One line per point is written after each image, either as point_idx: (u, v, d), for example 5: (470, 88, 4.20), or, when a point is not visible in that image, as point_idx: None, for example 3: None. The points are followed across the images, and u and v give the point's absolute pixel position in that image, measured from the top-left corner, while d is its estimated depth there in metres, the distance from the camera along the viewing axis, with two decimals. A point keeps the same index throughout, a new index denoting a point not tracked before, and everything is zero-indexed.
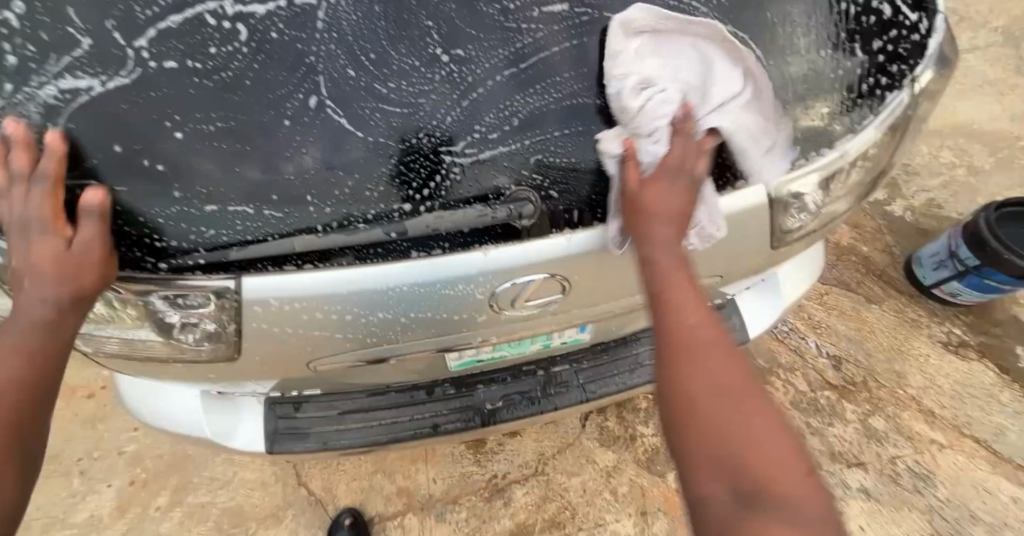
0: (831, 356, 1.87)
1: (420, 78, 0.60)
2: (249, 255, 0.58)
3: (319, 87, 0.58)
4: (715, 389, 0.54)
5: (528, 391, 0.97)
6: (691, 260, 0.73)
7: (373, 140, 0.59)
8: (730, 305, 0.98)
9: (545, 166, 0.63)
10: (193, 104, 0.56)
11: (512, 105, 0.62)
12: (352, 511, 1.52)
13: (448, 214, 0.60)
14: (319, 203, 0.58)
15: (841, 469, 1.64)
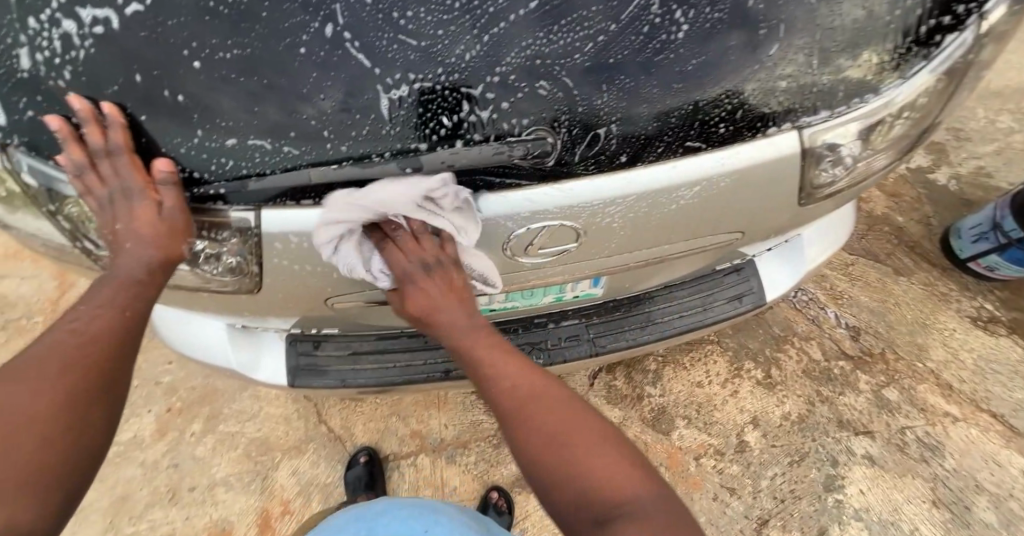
0: (849, 327, 1.84)
1: (436, 8, 0.58)
2: (269, 189, 0.60)
3: (336, 14, 0.57)
4: (535, 437, 0.67)
5: (539, 343, 0.98)
6: (706, 215, 0.73)
7: (390, 77, 0.58)
8: (748, 268, 0.98)
9: (567, 108, 0.60)
10: (209, 31, 0.56)
11: (535, 42, 0.59)
12: (368, 450, 1.62)
13: (464, 152, 0.59)
14: (337, 140, 0.58)
15: (847, 437, 1.64)
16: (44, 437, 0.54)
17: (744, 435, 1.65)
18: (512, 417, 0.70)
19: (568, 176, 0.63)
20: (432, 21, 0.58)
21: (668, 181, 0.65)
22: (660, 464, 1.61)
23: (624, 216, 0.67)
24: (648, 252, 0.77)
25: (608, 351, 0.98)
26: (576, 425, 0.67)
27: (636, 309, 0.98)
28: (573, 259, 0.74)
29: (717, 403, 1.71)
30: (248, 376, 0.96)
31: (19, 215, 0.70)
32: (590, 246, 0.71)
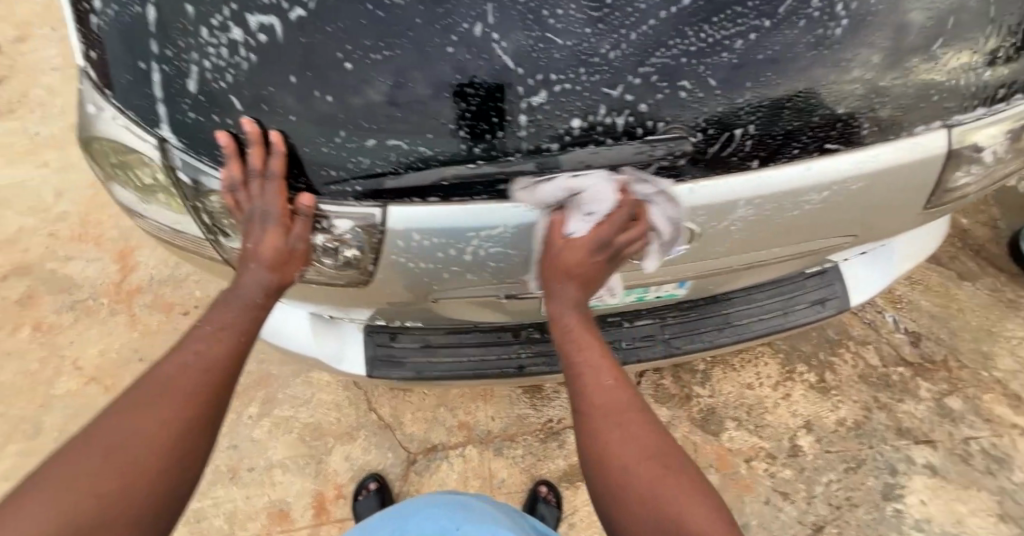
0: (909, 333, 1.78)
1: (580, 12, 0.60)
2: (403, 186, 0.60)
3: (485, 16, 0.59)
4: (614, 452, 0.58)
5: (613, 342, 0.97)
6: (825, 218, 0.71)
7: (534, 76, 0.59)
8: (831, 272, 0.96)
9: (707, 110, 0.62)
10: (360, 32, 0.57)
11: (677, 43, 0.61)
12: (377, 477, 1.57)
13: (604, 151, 0.60)
14: (474, 139, 0.60)
15: (907, 445, 1.59)
16: (159, 451, 0.57)
17: (798, 439, 1.61)
18: (588, 422, 0.61)
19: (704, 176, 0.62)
20: (575, 25, 0.60)
21: (814, 180, 0.65)
22: (710, 465, 1.58)
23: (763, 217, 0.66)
24: (761, 256, 0.75)
25: (684, 351, 0.97)
26: (656, 451, 0.58)
27: (712, 310, 0.97)
28: (679, 261, 0.71)
29: (769, 406, 1.68)
30: (330, 365, 0.99)
31: (155, 206, 0.72)
32: (713, 249, 0.70)
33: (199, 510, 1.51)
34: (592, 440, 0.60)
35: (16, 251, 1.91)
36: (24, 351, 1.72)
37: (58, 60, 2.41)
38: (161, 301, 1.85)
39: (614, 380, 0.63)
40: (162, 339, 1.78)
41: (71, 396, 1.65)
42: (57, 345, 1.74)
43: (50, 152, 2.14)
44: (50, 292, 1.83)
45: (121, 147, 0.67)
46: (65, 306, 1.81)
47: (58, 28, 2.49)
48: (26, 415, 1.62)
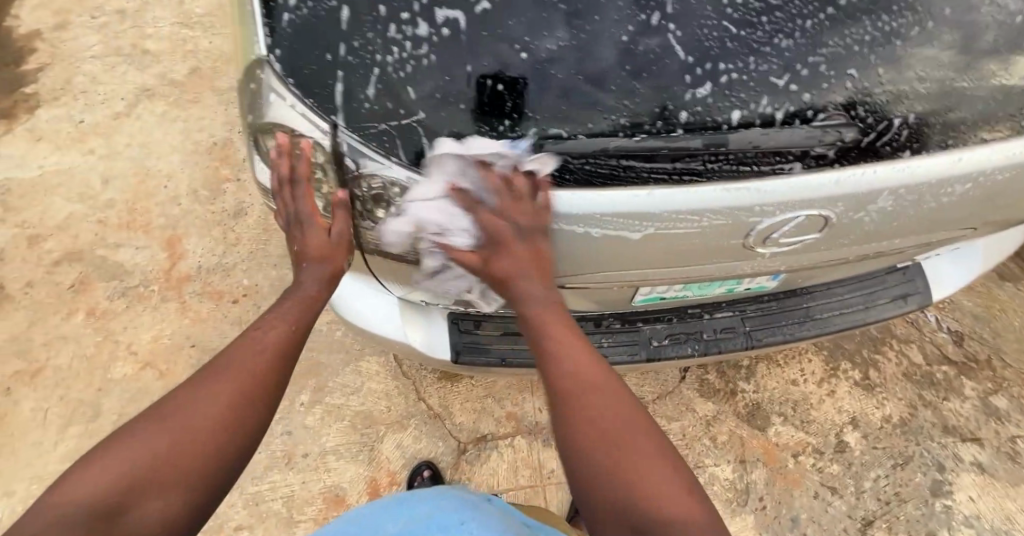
0: (952, 332, 1.80)
1: (754, 8, 0.66)
2: (567, 151, 0.63)
3: (669, 8, 0.66)
4: (587, 428, 0.56)
5: (694, 332, 0.99)
6: (955, 206, 0.71)
7: (710, 63, 0.65)
8: (913, 268, 0.98)
9: (868, 105, 0.67)
10: (543, 26, 0.65)
11: (840, 40, 0.67)
12: (430, 464, 1.61)
13: (772, 134, 0.64)
14: (646, 119, 0.64)
15: (953, 442, 1.62)
16: (212, 423, 0.56)
17: (844, 435, 1.63)
18: (560, 402, 0.60)
19: (860, 160, 0.66)
20: (752, 17, 0.66)
21: (960, 175, 0.65)
22: (758, 459, 1.60)
23: (904, 210, 0.67)
24: (878, 249, 0.77)
25: (765, 343, 0.99)
26: (639, 432, 0.57)
27: (793, 304, 0.98)
28: (809, 250, 0.69)
29: (814, 402, 1.69)
30: (422, 354, 1.01)
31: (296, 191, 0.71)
32: (845, 240, 0.70)
33: (258, 494, 1.55)
34: (568, 416, 0.58)
35: (67, 237, 1.93)
36: (80, 335, 1.76)
37: (96, 46, 2.35)
38: (211, 289, 1.87)
39: (590, 367, 0.62)
40: (213, 326, 1.80)
41: (129, 380, 1.70)
42: (113, 330, 1.77)
43: (94, 139, 2.15)
44: (102, 278, 1.86)
45: (280, 127, 0.64)
46: (117, 292, 1.84)
47: (94, 11, 2.43)
48: (85, 399, 1.66)
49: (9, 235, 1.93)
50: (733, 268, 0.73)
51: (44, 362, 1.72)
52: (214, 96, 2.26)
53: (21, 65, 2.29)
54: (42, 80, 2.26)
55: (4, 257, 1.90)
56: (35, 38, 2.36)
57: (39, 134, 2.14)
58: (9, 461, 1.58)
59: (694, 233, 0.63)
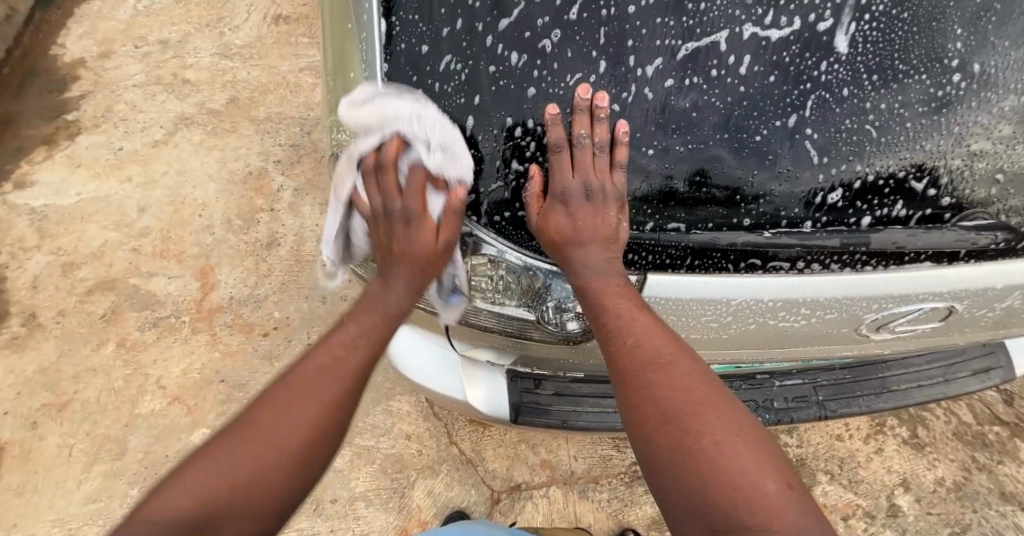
0: (1002, 391, 1.73)
1: (898, 115, 0.65)
2: (685, 244, 0.66)
3: (809, 112, 0.65)
4: (674, 440, 0.50)
5: (763, 401, 0.93)
6: None
7: (844, 165, 0.65)
8: (998, 345, 0.97)
9: (999, 209, 0.68)
10: (670, 129, 0.66)
11: (977, 145, 0.67)
12: (462, 515, 1.55)
13: (919, 235, 0.65)
14: (774, 217, 0.66)
15: (1011, 511, 1.55)
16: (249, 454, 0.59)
17: (896, 498, 1.56)
18: (630, 377, 0.56)
19: (992, 262, 0.67)
20: (897, 124, 0.65)
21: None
22: None
23: (998, 305, 0.71)
24: (968, 336, 0.79)
25: (837, 416, 0.94)
26: (745, 440, 0.49)
27: (868, 374, 0.95)
28: (911, 335, 0.75)
29: (861, 461, 1.62)
30: (481, 416, 0.98)
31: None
32: (949, 326, 0.74)
33: None
34: (656, 431, 0.51)
35: (100, 265, 1.93)
36: (110, 367, 1.74)
37: (138, 75, 2.39)
38: (242, 322, 1.84)
39: (672, 351, 0.56)
40: (243, 360, 1.77)
41: (157, 415, 1.67)
42: (142, 363, 1.75)
43: (132, 166, 2.16)
44: (134, 308, 1.85)
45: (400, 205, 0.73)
46: (148, 323, 1.82)
47: (136, 42, 2.47)
48: (112, 435, 1.63)
49: (45, 262, 1.94)
50: (837, 350, 0.79)
51: (72, 394, 1.69)
52: (251, 125, 2.27)
53: (64, 93, 2.33)
54: (83, 107, 2.29)
55: (37, 286, 1.89)
56: (79, 67, 2.39)
57: (78, 160, 2.16)
58: (30, 500, 1.55)
59: (805, 317, 0.69)
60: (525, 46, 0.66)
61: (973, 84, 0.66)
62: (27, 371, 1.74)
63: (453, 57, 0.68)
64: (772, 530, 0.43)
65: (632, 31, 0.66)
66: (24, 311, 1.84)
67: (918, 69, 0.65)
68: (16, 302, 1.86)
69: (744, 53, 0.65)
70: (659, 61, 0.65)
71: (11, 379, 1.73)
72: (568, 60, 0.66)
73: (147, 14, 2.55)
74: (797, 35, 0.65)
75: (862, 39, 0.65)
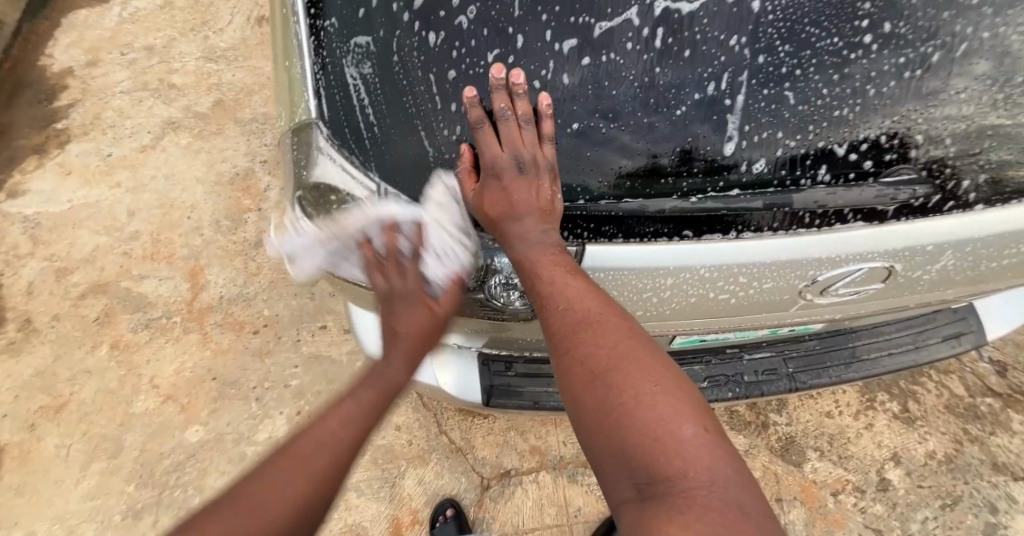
0: (994, 362, 1.73)
1: (813, 82, 0.66)
2: (617, 212, 0.67)
3: (725, 84, 0.67)
4: (601, 396, 0.50)
5: (732, 375, 0.93)
6: (1012, 264, 0.70)
7: (762, 133, 0.67)
8: (965, 308, 0.95)
9: (933, 168, 0.67)
10: (591, 105, 0.69)
11: (902, 107, 0.67)
12: (452, 502, 1.56)
13: (842, 192, 0.65)
14: (695, 183, 0.68)
15: (1004, 481, 1.53)
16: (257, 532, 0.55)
17: (886, 472, 1.56)
18: (562, 340, 0.57)
19: (920, 218, 0.62)
20: (812, 91, 0.66)
21: (994, 225, 0.63)
22: (795, 497, 1.53)
23: (932, 267, 0.66)
24: (917, 298, 0.74)
25: (810, 387, 0.93)
26: (668, 390, 0.49)
27: (838, 343, 0.93)
28: (861, 299, 0.71)
29: (851, 436, 1.62)
30: (452, 398, 0.98)
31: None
32: (894, 287, 0.69)
33: None
34: (586, 388, 0.52)
35: (92, 270, 1.96)
36: (104, 368, 1.77)
37: (125, 81, 2.41)
38: (233, 319, 1.87)
39: (602, 311, 0.57)
40: (234, 357, 1.79)
41: (150, 414, 1.69)
42: (135, 364, 1.78)
43: (121, 172, 2.18)
44: (126, 310, 1.88)
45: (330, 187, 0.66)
46: (141, 324, 1.85)
47: (123, 49, 2.49)
48: (107, 434, 1.66)
49: (39, 268, 1.97)
50: (791, 317, 0.75)
51: (68, 396, 1.73)
52: (237, 127, 2.29)
53: (53, 102, 2.36)
54: (73, 115, 2.32)
55: (32, 291, 1.92)
56: (67, 76, 2.42)
57: (69, 168, 2.19)
58: (30, 499, 1.58)
59: (742, 289, 0.65)
60: (444, 25, 0.72)
61: (889, 42, 0.66)
62: (24, 375, 1.77)
63: (391, 53, 0.75)
64: (686, 478, 0.43)
65: (546, 10, 0.70)
66: (20, 317, 1.88)
67: (830, 33, 0.67)
68: (12, 308, 1.90)
69: (655, 29, 0.69)
70: (573, 38, 0.69)
71: (10, 382, 1.76)
72: (487, 41, 0.71)
73: (133, 20, 2.57)
74: (707, 10, 0.68)
75: (771, 10, 0.68)
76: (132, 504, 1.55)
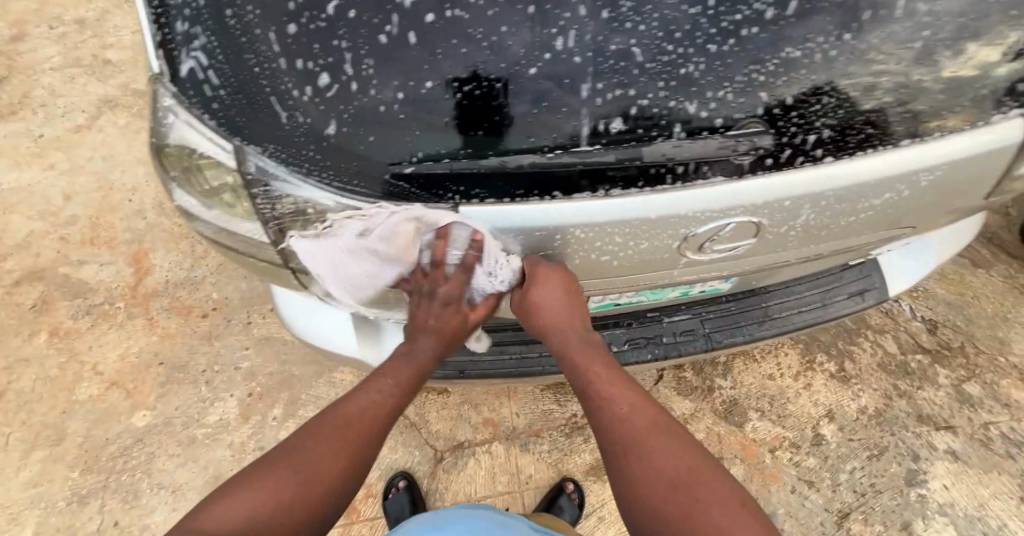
0: (925, 320, 1.82)
1: (655, 36, 0.56)
2: (476, 170, 0.58)
3: (561, 40, 0.56)
4: (636, 442, 0.71)
5: (652, 336, 0.96)
6: (881, 212, 0.71)
7: (611, 95, 0.57)
8: (871, 264, 0.99)
9: (796, 122, 0.60)
10: (410, 64, 0.55)
11: (758, 60, 0.58)
12: (405, 474, 1.59)
13: (688, 145, 0.59)
14: (557, 139, 0.58)
15: (928, 432, 1.62)
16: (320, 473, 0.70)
17: (821, 428, 1.63)
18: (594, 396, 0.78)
19: (774, 172, 0.60)
20: (656, 47, 0.56)
21: (843, 178, 0.62)
22: (736, 456, 1.60)
23: (794, 221, 0.65)
24: (794, 253, 0.74)
25: (724, 345, 0.97)
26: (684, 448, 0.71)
27: (752, 304, 0.97)
28: (741, 256, 0.71)
29: (790, 396, 1.69)
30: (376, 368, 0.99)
31: (222, 211, 0.65)
32: (764, 244, 0.69)
33: None
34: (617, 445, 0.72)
35: (27, 256, 1.89)
36: (43, 356, 1.72)
37: (55, 57, 2.28)
38: (180, 304, 1.82)
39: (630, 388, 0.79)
40: (181, 342, 1.76)
41: (94, 401, 1.66)
42: (77, 351, 1.73)
43: (55, 154, 2.08)
44: (65, 297, 1.82)
45: (192, 150, 0.60)
46: (82, 311, 1.80)
47: (51, 22, 2.35)
48: (49, 423, 1.63)
49: None
50: (685, 275, 0.74)
51: (5, 385, 1.68)
52: None
53: None
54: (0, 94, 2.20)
55: None
56: None
57: None
58: None
59: (622, 249, 0.65)
60: None
61: None
62: None
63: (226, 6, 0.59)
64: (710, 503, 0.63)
65: None
66: None
67: None
68: None
69: None
70: None
71: None
72: None
73: None
74: None
75: None
76: (77, 490, 1.53)
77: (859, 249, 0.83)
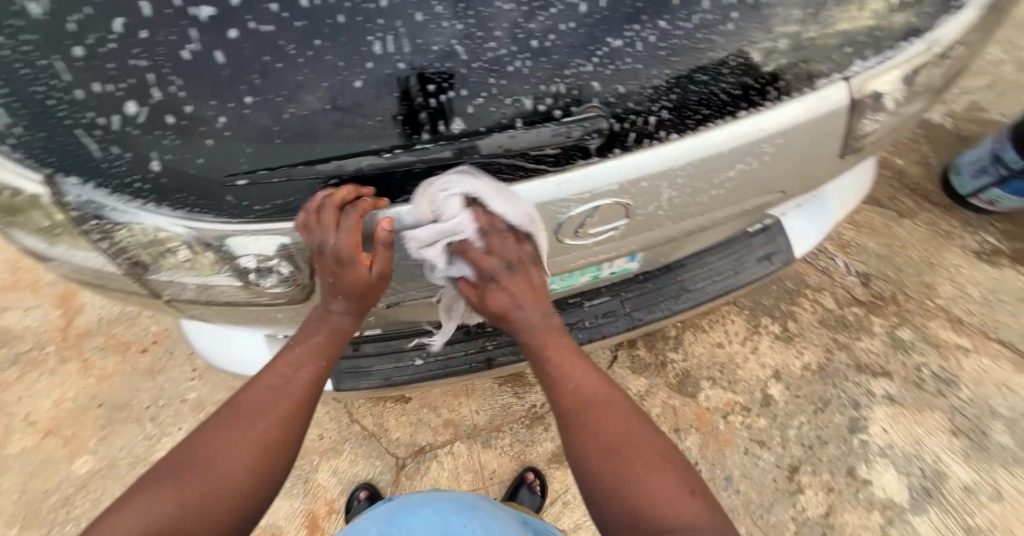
0: (859, 274, 1.89)
1: (475, 35, 0.57)
2: (316, 175, 0.61)
3: (379, 48, 0.55)
4: (598, 437, 0.70)
5: (573, 322, 0.97)
6: (742, 183, 0.75)
7: (446, 98, 0.59)
8: (776, 227, 1.03)
9: (632, 107, 0.63)
10: (229, 83, 0.54)
11: (584, 51, 0.60)
12: (367, 485, 1.58)
13: (521, 134, 0.61)
14: (394, 140, 0.61)
15: (867, 380, 1.70)
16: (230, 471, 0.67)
17: (769, 389, 1.69)
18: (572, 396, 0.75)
19: (619, 156, 0.64)
20: (479, 47, 0.57)
21: (688, 155, 0.66)
22: (691, 426, 1.63)
23: (657, 201, 0.70)
24: (671, 229, 0.79)
25: (645, 323, 0.99)
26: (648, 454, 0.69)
27: (668, 279, 1.00)
28: (619, 237, 0.75)
29: (739, 361, 1.74)
30: None
31: (65, 247, 0.66)
32: (635, 224, 0.73)
33: None
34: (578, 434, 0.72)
35: None
36: None
37: None
38: (115, 341, 1.75)
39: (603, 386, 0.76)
40: (120, 380, 1.69)
41: (31, 452, 1.59)
42: (7, 403, 1.66)
43: None
44: None
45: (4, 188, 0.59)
46: (10, 360, 1.72)
47: None
48: None
49: None
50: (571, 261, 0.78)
51: None
52: None
53: None
54: None
55: None
56: None
57: None
58: None
59: (497, 239, 0.69)
60: None
61: None
62: None
63: None
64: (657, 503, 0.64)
65: None
66: None
67: None
68: None
69: None
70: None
71: None
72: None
73: None
74: None
75: None
76: None
77: (743, 215, 0.87)
